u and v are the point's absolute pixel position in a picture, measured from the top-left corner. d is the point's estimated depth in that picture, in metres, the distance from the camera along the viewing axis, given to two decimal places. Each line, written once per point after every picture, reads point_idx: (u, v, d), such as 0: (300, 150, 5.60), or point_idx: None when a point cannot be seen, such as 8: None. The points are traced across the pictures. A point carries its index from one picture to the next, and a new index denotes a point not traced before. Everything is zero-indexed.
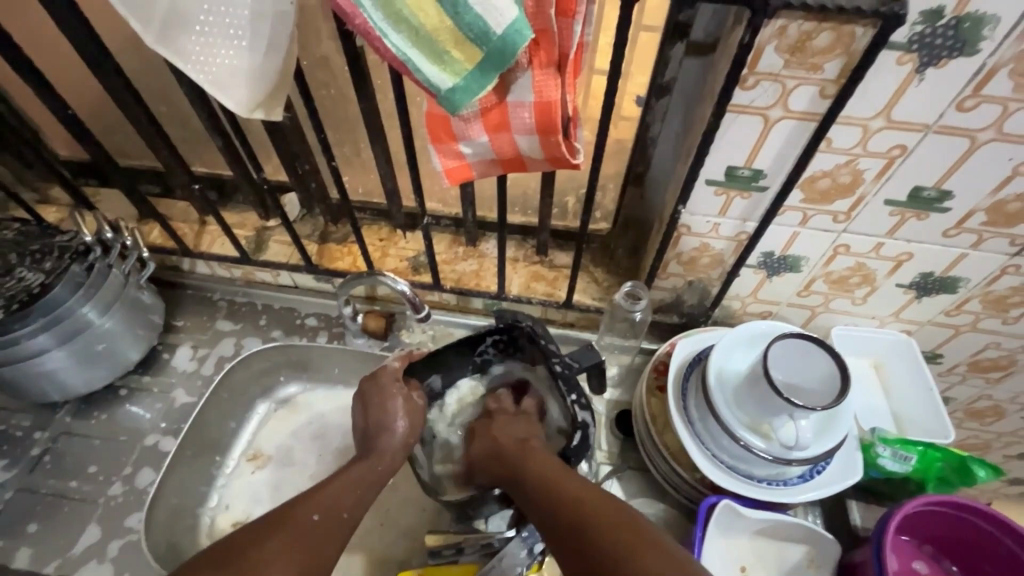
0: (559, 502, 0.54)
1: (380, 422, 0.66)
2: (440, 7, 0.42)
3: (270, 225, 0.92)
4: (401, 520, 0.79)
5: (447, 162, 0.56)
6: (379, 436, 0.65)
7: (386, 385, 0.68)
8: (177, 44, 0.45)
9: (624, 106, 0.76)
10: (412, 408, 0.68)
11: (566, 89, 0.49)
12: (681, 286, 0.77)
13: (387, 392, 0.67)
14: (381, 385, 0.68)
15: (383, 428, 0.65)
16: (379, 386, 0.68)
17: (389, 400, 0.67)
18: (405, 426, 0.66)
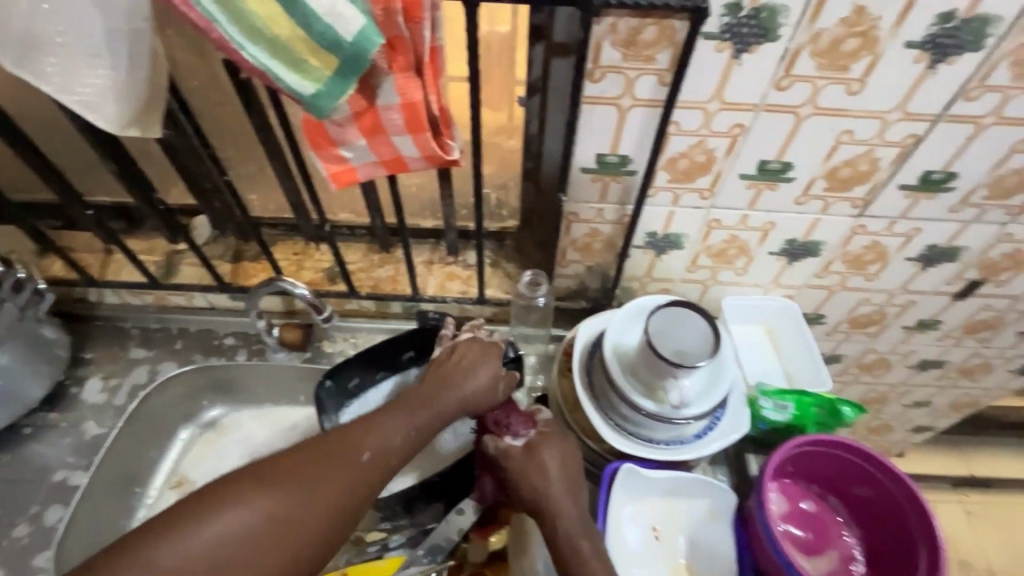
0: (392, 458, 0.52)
1: (374, 420, 0.54)
2: (292, 20, 0.45)
3: (180, 248, 0.91)
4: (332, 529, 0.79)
5: (330, 166, 0.58)
6: (386, 435, 0.53)
7: (471, 349, 0.64)
8: (35, 65, 0.47)
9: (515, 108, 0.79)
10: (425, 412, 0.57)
11: (428, 90, 0.52)
12: (582, 272, 0.82)
13: (478, 361, 0.63)
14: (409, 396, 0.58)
15: (396, 421, 0.55)
16: (411, 397, 0.58)
17: (406, 403, 0.56)
18: (424, 422, 0.56)
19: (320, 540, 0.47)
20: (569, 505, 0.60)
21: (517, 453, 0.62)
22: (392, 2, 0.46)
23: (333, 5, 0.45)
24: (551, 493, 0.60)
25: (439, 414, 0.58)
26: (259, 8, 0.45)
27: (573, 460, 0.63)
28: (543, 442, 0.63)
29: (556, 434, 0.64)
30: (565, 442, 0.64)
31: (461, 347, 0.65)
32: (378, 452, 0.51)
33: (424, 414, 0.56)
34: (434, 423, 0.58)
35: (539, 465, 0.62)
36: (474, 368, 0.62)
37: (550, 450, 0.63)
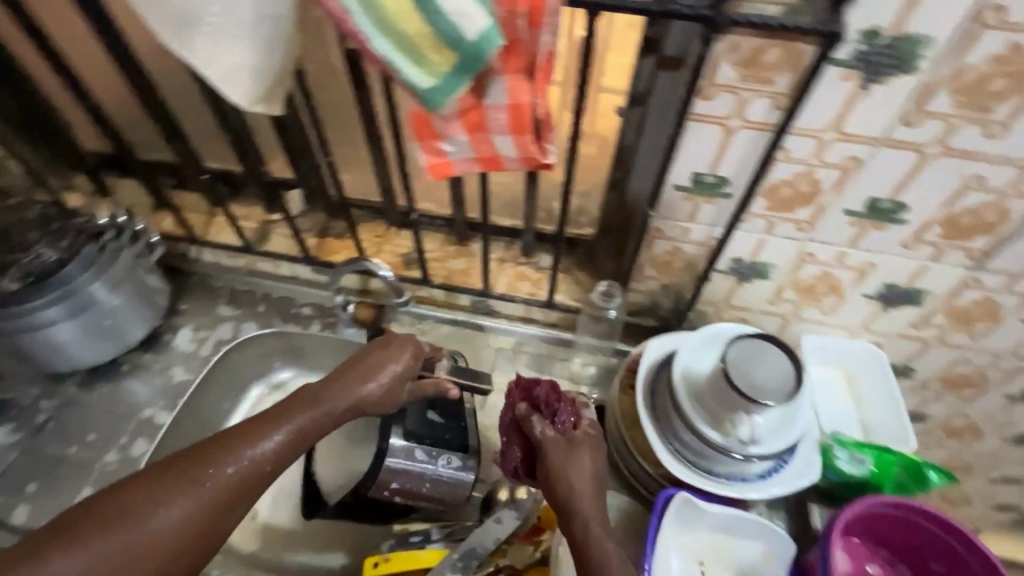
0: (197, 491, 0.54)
1: (200, 455, 0.54)
2: (420, 16, 0.47)
3: (274, 218, 0.97)
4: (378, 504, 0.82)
5: (430, 158, 0.60)
6: (189, 478, 0.52)
7: (390, 341, 0.68)
8: (188, 42, 0.51)
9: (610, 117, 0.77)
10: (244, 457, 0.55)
11: (536, 93, 0.53)
12: (657, 289, 0.80)
13: (405, 347, 0.68)
14: (299, 394, 0.62)
15: (250, 440, 0.56)
16: (271, 416, 0.59)
17: (260, 438, 0.57)
18: (252, 466, 0.55)
19: (190, 530, 0.51)
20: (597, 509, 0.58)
21: (556, 448, 0.62)
22: (517, 5, 0.47)
23: (461, 5, 0.46)
24: (580, 498, 0.58)
25: (261, 461, 0.56)
26: (392, 3, 0.47)
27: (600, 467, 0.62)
28: (580, 445, 0.62)
29: (593, 441, 0.63)
30: (598, 452, 0.63)
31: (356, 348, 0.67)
32: (251, 461, 0.55)
33: (260, 452, 0.56)
34: (268, 463, 0.57)
35: (575, 463, 0.61)
36: (366, 357, 0.65)
37: (583, 454, 0.62)
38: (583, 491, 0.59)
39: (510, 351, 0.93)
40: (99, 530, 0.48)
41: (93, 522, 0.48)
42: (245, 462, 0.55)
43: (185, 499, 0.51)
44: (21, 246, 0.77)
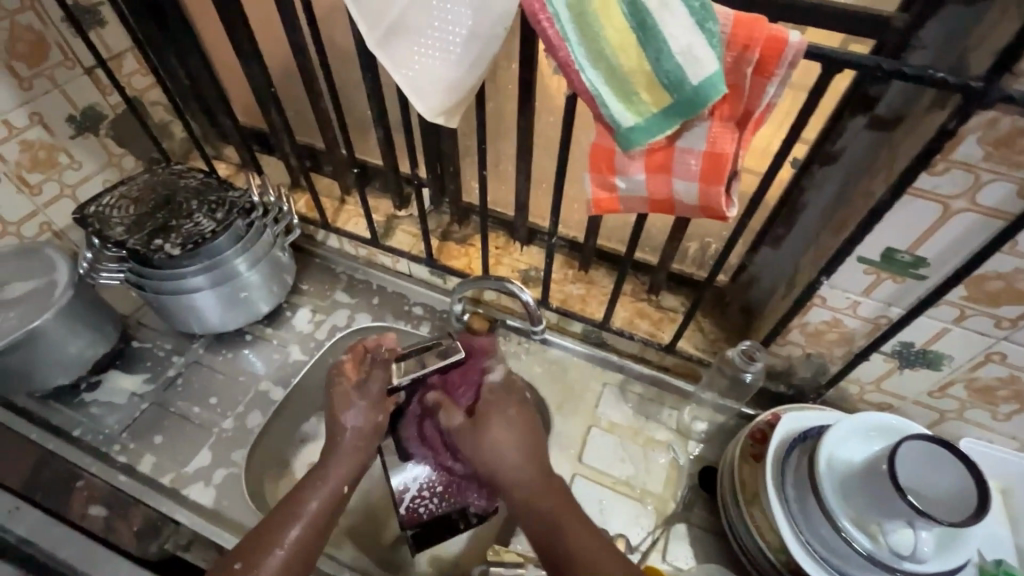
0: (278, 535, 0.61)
1: (295, 500, 0.63)
2: (643, 53, 0.44)
3: (400, 214, 0.99)
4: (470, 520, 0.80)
5: (599, 191, 0.58)
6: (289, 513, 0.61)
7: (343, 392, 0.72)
8: (394, 52, 0.52)
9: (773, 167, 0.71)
10: (324, 492, 0.64)
11: (740, 144, 0.49)
12: (797, 356, 0.74)
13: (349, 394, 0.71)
14: (334, 442, 0.69)
15: (295, 506, 0.62)
16: (327, 465, 0.67)
17: (326, 474, 0.66)
18: (332, 494, 0.65)
19: (299, 555, 0.59)
20: (533, 484, 0.63)
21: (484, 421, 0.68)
22: (749, 52, 0.44)
23: (691, 46, 0.43)
24: (510, 460, 0.64)
25: (336, 486, 0.65)
26: (615, 35, 0.45)
27: (524, 429, 0.68)
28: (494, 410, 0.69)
29: (527, 409, 0.70)
30: (513, 415, 0.69)
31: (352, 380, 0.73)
32: (324, 498, 0.64)
33: (330, 485, 0.65)
34: (346, 485, 0.67)
35: (487, 436, 0.67)
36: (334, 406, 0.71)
37: (506, 416, 0.69)
38: (512, 472, 0.64)
39: (617, 388, 0.86)
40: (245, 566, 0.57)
41: (242, 564, 0.57)
42: (322, 495, 0.64)
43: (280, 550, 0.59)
44: (182, 213, 0.81)
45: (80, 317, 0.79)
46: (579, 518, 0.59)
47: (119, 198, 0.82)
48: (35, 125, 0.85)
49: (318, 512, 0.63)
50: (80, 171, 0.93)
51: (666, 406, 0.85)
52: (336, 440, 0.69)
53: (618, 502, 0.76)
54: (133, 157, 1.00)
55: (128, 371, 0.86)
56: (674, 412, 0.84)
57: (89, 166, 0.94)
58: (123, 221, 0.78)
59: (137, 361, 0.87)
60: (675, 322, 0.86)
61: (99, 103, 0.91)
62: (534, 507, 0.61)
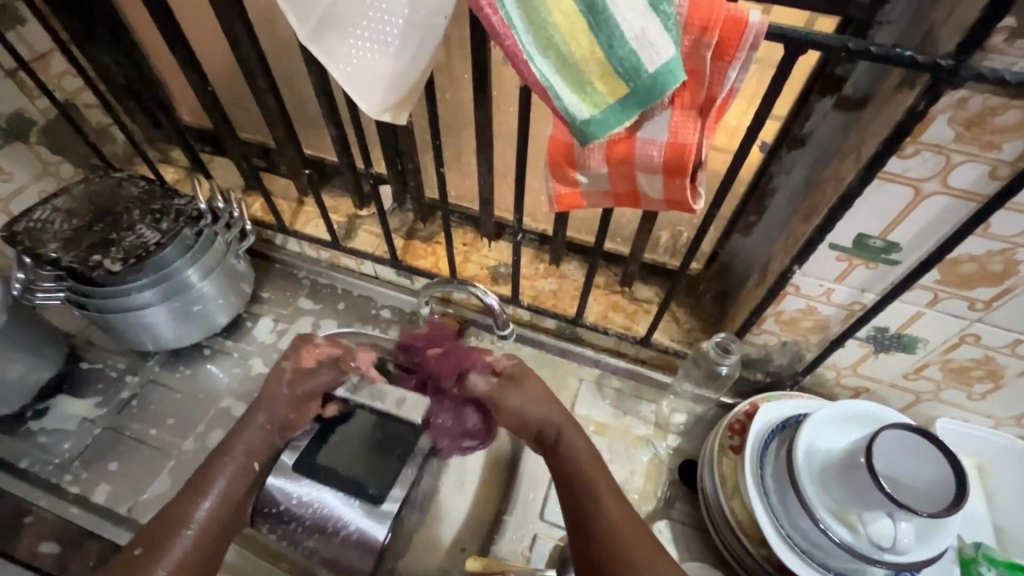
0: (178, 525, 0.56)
1: (198, 481, 0.58)
2: (594, 39, 0.41)
3: (362, 214, 0.95)
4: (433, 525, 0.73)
5: (559, 188, 0.54)
6: (194, 495, 0.57)
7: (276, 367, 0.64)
8: (328, 45, 0.47)
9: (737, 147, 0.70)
10: (231, 473, 0.59)
11: (704, 133, 0.46)
12: (773, 345, 0.72)
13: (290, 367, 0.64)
14: (242, 426, 0.62)
15: (200, 490, 0.57)
16: (232, 445, 0.60)
17: (232, 450, 0.60)
18: (242, 468, 0.60)
19: (204, 544, 0.56)
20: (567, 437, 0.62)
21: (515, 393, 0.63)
22: (708, 35, 0.41)
23: (645, 30, 0.40)
24: (542, 422, 0.62)
25: (246, 464, 0.60)
26: (563, 21, 0.41)
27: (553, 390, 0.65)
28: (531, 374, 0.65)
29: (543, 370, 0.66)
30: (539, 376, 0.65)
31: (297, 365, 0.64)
32: (233, 479, 0.59)
33: (240, 465, 0.60)
34: (256, 459, 0.61)
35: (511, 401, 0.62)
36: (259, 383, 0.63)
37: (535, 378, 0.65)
38: (538, 407, 0.63)
39: (594, 384, 0.84)
40: (149, 555, 0.53)
41: (144, 550, 0.54)
42: (232, 477, 0.59)
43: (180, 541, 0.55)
44: (123, 225, 0.76)
45: (18, 342, 0.74)
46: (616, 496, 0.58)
47: (52, 211, 0.76)
48: None
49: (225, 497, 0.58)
50: (11, 183, 0.87)
51: (644, 400, 0.83)
52: (242, 425, 0.62)
53: None
54: (70, 165, 0.94)
55: (77, 396, 0.81)
56: (653, 405, 0.82)
57: (21, 177, 0.87)
58: (57, 238, 0.73)
59: (88, 384, 0.83)
60: (649, 313, 0.84)
61: (26, 108, 0.85)
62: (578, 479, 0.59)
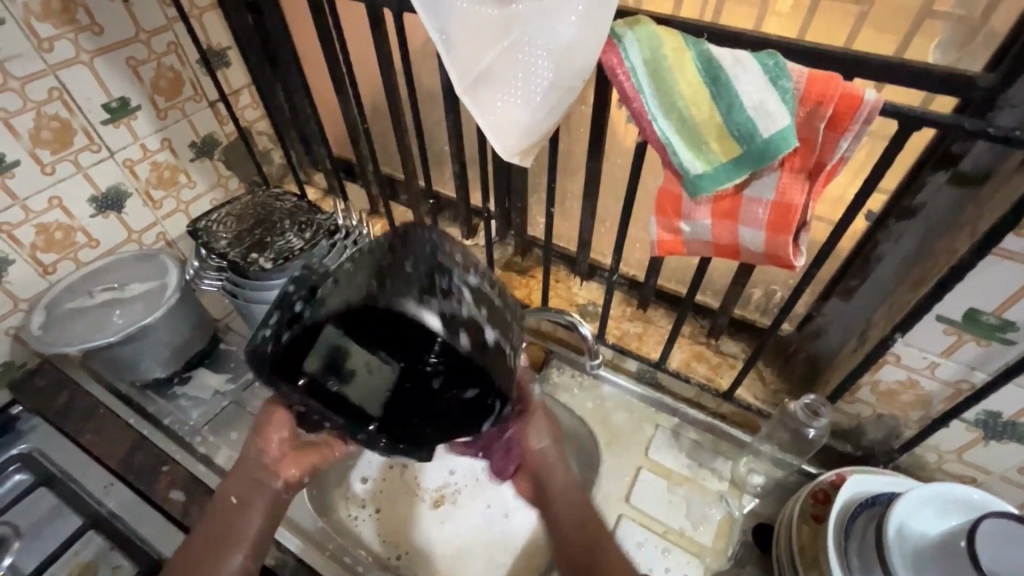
0: (208, 538, 0.57)
1: (222, 509, 0.59)
2: (714, 105, 0.47)
3: (467, 244, 1.05)
4: (489, 563, 0.79)
5: (663, 234, 0.59)
6: (237, 516, 0.59)
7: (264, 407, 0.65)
8: (477, 97, 0.56)
9: (821, 205, 0.73)
10: (259, 494, 0.61)
11: (810, 195, 0.50)
12: (866, 416, 0.70)
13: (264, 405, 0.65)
14: (246, 454, 0.63)
15: (229, 516, 0.59)
16: (245, 460, 0.63)
17: (240, 474, 0.62)
18: (270, 510, 0.61)
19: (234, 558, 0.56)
20: (576, 516, 0.60)
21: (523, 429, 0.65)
22: (823, 107, 0.44)
23: (763, 101, 0.45)
24: (552, 469, 0.64)
25: (263, 478, 0.62)
26: (687, 89, 0.47)
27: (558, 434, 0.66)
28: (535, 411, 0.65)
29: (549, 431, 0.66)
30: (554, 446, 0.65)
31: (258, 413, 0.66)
32: (247, 494, 0.60)
33: (234, 522, 0.58)
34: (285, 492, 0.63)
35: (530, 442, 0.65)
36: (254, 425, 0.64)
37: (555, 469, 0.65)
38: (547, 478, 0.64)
39: (670, 432, 0.85)
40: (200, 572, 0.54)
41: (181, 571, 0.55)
42: (258, 509, 0.60)
43: (219, 555, 0.56)
44: (277, 230, 0.90)
45: (181, 318, 0.89)
46: (583, 506, 0.61)
47: (225, 214, 0.92)
48: (164, 148, 0.97)
49: (253, 519, 0.59)
50: (194, 190, 1.06)
51: (720, 455, 0.82)
52: (245, 447, 0.64)
53: (667, 548, 0.74)
54: (237, 179, 1.13)
55: (214, 371, 0.96)
56: (729, 462, 0.81)
57: (201, 185, 1.07)
58: (226, 236, 0.88)
59: (223, 362, 0.97)
60: (734, 367, 0.85)
61: (216, 131, 1.04)
62: (578, 514, 0.61)
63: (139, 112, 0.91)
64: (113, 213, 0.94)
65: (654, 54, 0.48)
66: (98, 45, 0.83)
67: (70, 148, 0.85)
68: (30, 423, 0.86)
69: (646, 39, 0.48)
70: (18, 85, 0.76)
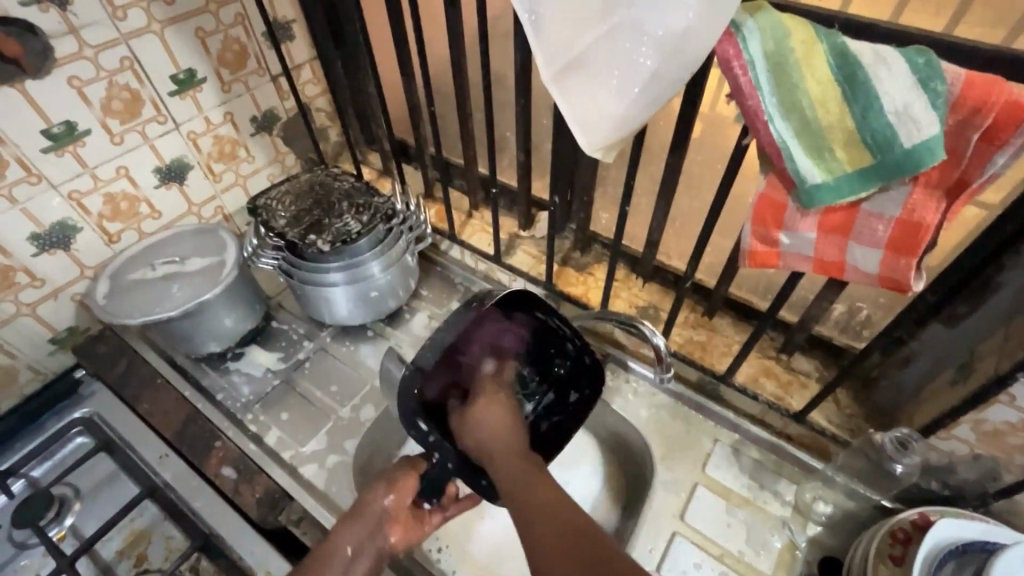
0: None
1: (328, 554, 0.61)
2: (846, 108, 0.41)
3: (524, 235, 1.01)
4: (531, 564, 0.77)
5: (757, 245, 0.54)
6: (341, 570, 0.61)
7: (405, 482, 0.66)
8: (567, 86, 0.51)
9: None
10: (370, 550, 0.63)
11: (945, 215, 0.44)
12: (961, 454, 0.64)
13: (404, 477, 0.66)
14: (371, 496, 0.65)
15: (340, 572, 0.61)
16: (363, 511, 0.64)
17: (350, 527, 0.63)
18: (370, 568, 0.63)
19: None
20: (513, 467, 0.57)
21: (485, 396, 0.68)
22: (981, 116, 0.38)
23: (908, 105, 0.39)
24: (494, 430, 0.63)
25: (375, 535, 0.64)
26: (815, 88, 0.42)
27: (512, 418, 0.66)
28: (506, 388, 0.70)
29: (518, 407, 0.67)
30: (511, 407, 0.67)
31: (368, 501, 0.65)
32: (359, 548, 0.62)
33: (338, 574, 0.60)
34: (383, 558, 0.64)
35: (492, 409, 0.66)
36: (389, 484, 0.66)
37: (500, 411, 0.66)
38: (492, 438, 0.62)
39: (731, 448, 0.80)
40: None
41: None
42: (363, 565, 0.62)
43: None
44: (335, 211, 0.88)
45: (236, 294, 0.88)
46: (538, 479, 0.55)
47: (283, 192, 0.91)
48: (226, 122, 0.97)
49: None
50: (253, 164, 1.05)
51: (784, 478, 0.77)
52: (368, 497, 0.65)
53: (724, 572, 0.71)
54: (295, 156, 1.12)
55: (264, 348, 0.95)
56: (795, 486, 0.76)
57: (260, 160, 1.06)
58: (285, 215, 0.87)
59: (275, 340, 0.97)
60: (806, 387, 0.80)
61: (276, 106, 1.03)
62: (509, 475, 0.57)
63: (205, 84, 0.91)
64: (175, 184, 0.95)
65: (778, 46, 0.42)
66: (169, 15, 0.81)
67: (139, 118, 0.85)
68: (92, 387, 0.90)
69: (770, 27, 0.43)
70: (93, 53, 0.76)
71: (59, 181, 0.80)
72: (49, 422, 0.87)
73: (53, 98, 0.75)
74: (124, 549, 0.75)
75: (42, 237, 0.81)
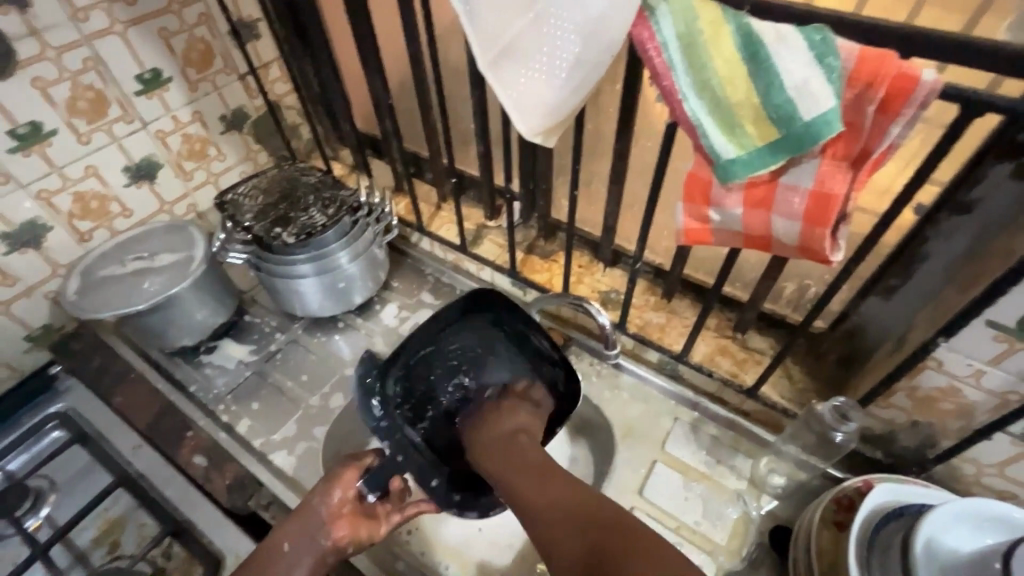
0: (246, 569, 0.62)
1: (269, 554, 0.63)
2: (752, 85, 0.43)
3: (490, 225, 1.03)
4: (495, 544, 0.79)
5: (689, 221, 0.56)
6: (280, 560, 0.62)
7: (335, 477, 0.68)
8: (501, 73, 0.53)
9: None
10: (311, 547, 0.64)
11: (853, 186, 0.46)
12: (900, 422, 0.66)
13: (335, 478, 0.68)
14: (312, 498, 0.67)
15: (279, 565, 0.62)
16: (306, 510, 0.66)
17: (286, 526, 0.65)
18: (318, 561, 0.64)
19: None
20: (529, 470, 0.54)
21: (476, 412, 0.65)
22: (874, 89, 0.40)
23: (806, 81, 0.41)
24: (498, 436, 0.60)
25: (317, 535, 0.65)
26: (723, 67, 0.44)
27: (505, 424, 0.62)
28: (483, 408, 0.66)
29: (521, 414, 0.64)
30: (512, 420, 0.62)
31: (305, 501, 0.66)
32: (300, 545, 0.64)
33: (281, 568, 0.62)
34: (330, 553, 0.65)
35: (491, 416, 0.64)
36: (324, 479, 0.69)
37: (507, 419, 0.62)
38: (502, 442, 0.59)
39: (689, 426, 0.82)
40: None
41: None
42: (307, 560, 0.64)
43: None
44: (301, 206, 0.90)
45: (206, 288, 0.90)
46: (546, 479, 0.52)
47: (251, 188, 0.93)
48: (195, 121, 0.98)
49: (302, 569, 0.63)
50: (224, 162, 1.07)
51: (740, 453, 0.80)
52: (310, 496, 0.67)
53: (679, 543, 0.73)
54: (267, 153, 1.14)
55: (238, 342, 0.97)
56: (749, 460, 0.79)
57: (231, 158, 1.08)
58: (251, 210, 0.89)
59: (248, 333, 0.99)
60: (761, 363, 0.81)
61: (246, 104, 1.05)
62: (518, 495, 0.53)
63: (171, 83, 0.92)
64: (145, 183, 0.97)
65: (689, 28, 0.44)
66: (132, 16, 0.83)
67: (105, 118, 0.87)
68: (68, 382, 0.92)
69: (680, 9, 0.45)
70: (54, 55, 0.78)
71: (27, 181, 0.81)
72: (24, 417, 0.89)
73: (18, 99, 0.77)
74: (99, 537, 0.77)
75: (12, 236, 0.83)
